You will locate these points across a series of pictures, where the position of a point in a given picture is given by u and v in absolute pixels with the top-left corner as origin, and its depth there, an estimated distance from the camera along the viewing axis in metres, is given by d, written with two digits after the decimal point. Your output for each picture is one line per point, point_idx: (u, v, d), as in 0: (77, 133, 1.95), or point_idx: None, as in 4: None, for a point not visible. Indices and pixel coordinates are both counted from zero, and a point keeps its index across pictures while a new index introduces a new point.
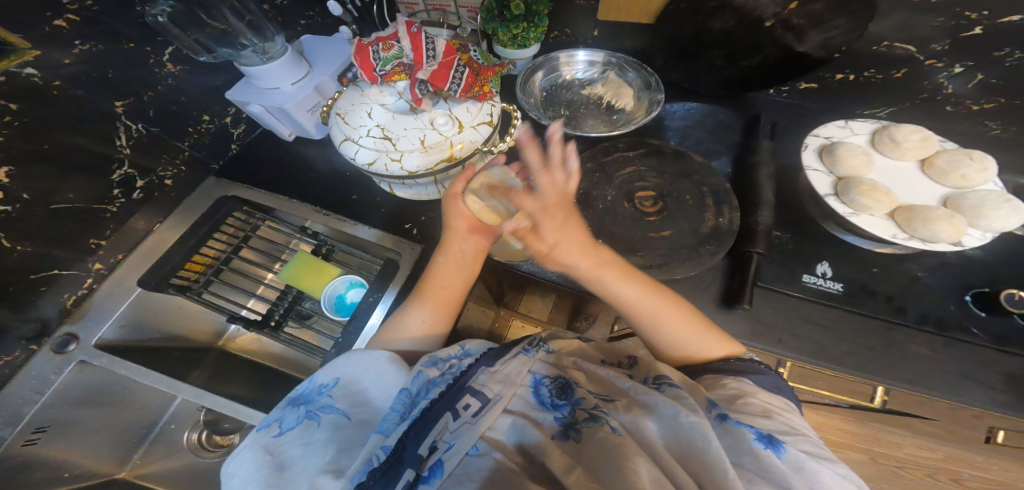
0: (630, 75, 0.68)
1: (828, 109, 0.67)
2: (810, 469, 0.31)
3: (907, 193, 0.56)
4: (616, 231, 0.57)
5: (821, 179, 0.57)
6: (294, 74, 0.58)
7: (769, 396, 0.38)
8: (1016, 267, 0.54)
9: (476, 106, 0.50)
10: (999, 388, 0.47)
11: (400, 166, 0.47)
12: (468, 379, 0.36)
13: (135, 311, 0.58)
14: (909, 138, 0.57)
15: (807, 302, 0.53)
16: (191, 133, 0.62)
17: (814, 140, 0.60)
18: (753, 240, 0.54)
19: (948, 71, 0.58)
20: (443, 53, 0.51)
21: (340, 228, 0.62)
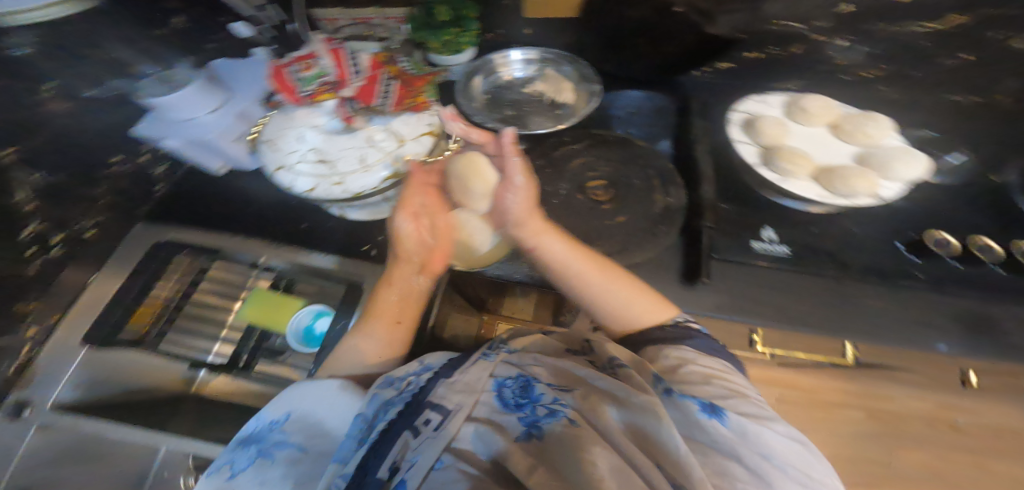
0: (567, 69, 0.69)
1: (745, 86, 0.70)
2: (753, 433, 0.32)
3: (824, 154, 0.62)
4: (572, 224, 0.57)
5: (749, 150, 0.62)
6: (209, 102, 0.54)
7: (707, 359, 0.39)
8: (940, 210, 0.58)
9: (413, 118, 0.51)
10: (944, 326, 0.51)
11: (342, 189, 0.47)
12: (428, 395, 0.38)
13: (92, 368, 0.54)
14: (814, 105, 0.64)
15: (762, 269, 0.54)
16: (104, 177, 0.59)
17: (736, 116, 0.65)
18: (702, 215, 0.55)
19: (836, 43, 0.64)
20: (365, 71, 0.56)
21: (296, 259, 0.60)
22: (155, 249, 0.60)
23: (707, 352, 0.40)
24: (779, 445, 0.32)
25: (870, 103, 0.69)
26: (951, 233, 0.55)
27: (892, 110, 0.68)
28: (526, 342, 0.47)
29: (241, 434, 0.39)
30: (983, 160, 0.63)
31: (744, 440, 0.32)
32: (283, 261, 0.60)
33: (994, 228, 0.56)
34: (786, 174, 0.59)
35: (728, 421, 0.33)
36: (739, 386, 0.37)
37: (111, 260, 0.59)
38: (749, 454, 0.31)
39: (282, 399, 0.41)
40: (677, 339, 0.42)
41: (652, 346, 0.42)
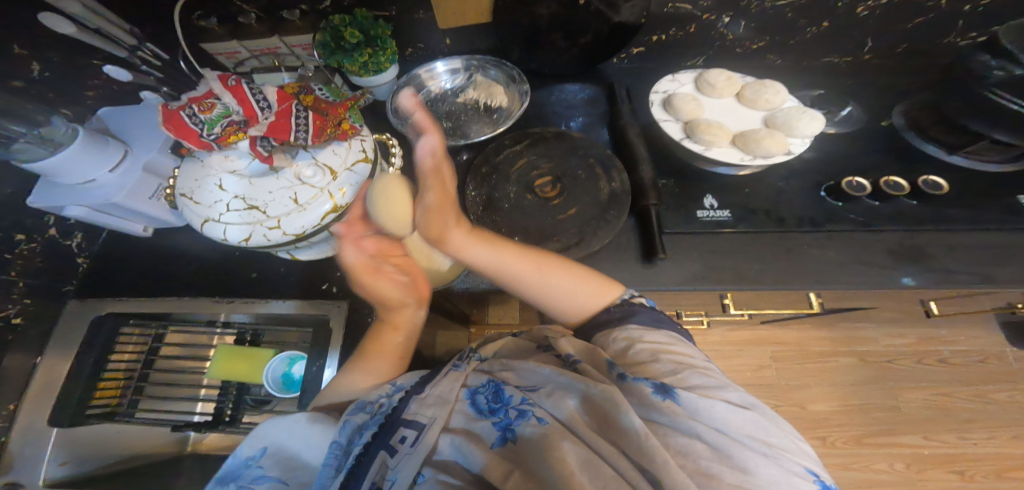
0: (493, 72, 0.70)
1: (659, 68, 0.72)
2: (704, 405, 0.33)
3: (736, 123, 0.63)
4: (526, 224, 0.58)
5: (673, 128, 0.61)
6: (107, 161, 0.50)
7: (652, 335, 0.42)
8: (856, 155, 0.62)
9: (342, 146, 0.50)
10: (886, 260, 0.53)
11: (281, 232, 0.46)
12: (401, 412, 0.39)
13: (72, 446, 0.54)
14: (718, 80, 0.65)
15: (710, 235, 0.56)
16: (15, 260, 0.53)
17: (656, 97, 0.65)
18: (646, 194, 0.57)
19: (722, 21, 0.65)
20: (277, 101, 0.47)
21: (254, 309, 0.58)
22: (94, 325, 0.57)
23: (652, 327, 0.43)
24: (730, 416, 0.32)
25: (781, 65, 0.72)
26: (865, 176, 0.59)
27: (794, 73, 0.71)
28: (498, 346, 0.48)
29: (213, 473, 0.39)
30: (885, 105, 0.67)
31: (696, 414, 0.33)
32: (240, 313, 0.58)
33: (901, 165, 0.61)
34: (710, 144, 0.59)
35: (680, 398, 0.34)
36: (684, 358, 0.39)
37: (52, 342, 0.56)
38: (706, 429, 0.32)
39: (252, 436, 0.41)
40: (622, 319, 0.45)
41: (603, 330, 0.45)
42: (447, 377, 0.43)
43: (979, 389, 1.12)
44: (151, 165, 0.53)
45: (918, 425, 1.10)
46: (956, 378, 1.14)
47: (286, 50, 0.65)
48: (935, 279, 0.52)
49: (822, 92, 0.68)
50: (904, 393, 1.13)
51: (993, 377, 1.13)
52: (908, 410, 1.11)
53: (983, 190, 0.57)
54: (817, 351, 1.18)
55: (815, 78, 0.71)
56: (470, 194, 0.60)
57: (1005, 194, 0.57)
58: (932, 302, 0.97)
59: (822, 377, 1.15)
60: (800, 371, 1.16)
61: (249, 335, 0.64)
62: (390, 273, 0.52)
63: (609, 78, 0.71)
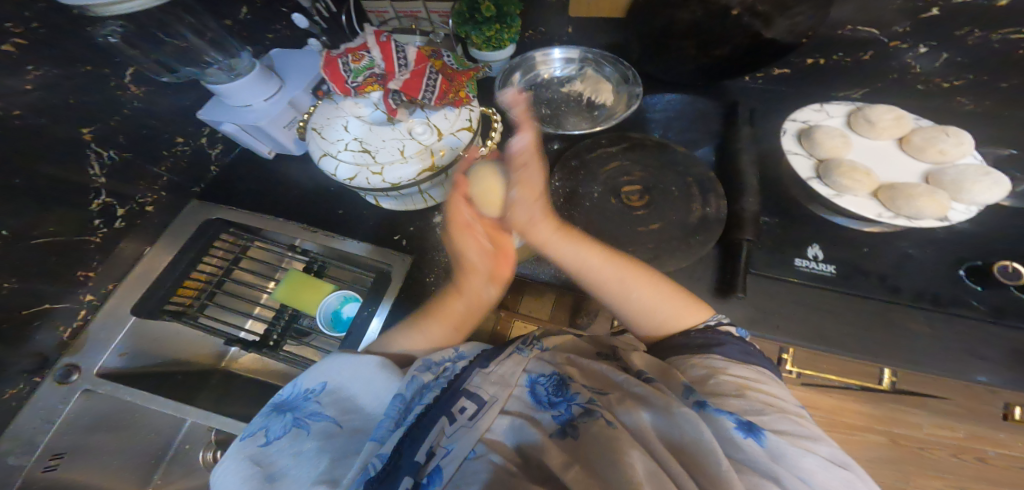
0: (607, 69, 0.69)
1: (800, 95, 0.69)
2: (790, 454, 0.32)
3: (887, 172, 0.58)
4: (604, 228, 0.56)
5: (802, 163, 0.58)
6: (265, 90, 0.58)
7: (739, 368, 0.41)
8: (1002, 236, 0.55)
9: (453, 113, 0.53)
10: (1002, 361, 0.47)
11: (382, 178, 0.49)
12: (464, 382, 0.39)
13: (134, 339, 0.60)
14: (883, 118, 0.59)
15: (802, 286, 0.53)
16: (166, 156, 0.63)
17: (791, 126, 0.61)
18: (742, 227, 0.53)
19: (915, 51, 0.61)
20: (414, 62, 0.52)
21: (330, 243, 0.64)
22: (203, 227, 0.65)
23: (739, 361, 0.42)
24: (817, 470, 0.32)
25: (945, 116, 0.65)
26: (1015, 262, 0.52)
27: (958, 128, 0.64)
28: (559, 340, 0.49)
29: (276, 400, 0.42)
30: None
31: (781, 458, 0.32)
32: (318, 244, 0.65)
33: None
34: (843, 190, 0.55)
35: (764, 439, 0.33)
36: (774, 400, 0.38)
37: (161, 237, 0.63)
38: (788, 475, 0.31)
39: (320, 371, 0.44)
40: (704, 346, 0.43)
41: (679, 353, 0.45)
42: (509, 358, 0.43)
43: None
44: (295, 102, 0.61)
45: None
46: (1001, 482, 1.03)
47: (425, 14, 0.69)
48: None
49: (1013, 153, 0.60)
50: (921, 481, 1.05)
51: None
52: None
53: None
54: (848, 424, 1.05)
55: (985, 135, 0.63)
56: (555, 184, 0.60)
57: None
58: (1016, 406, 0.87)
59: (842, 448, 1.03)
60: None
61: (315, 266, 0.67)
62: (479, 238, 0.54)
63: (735, 97, 0.67)
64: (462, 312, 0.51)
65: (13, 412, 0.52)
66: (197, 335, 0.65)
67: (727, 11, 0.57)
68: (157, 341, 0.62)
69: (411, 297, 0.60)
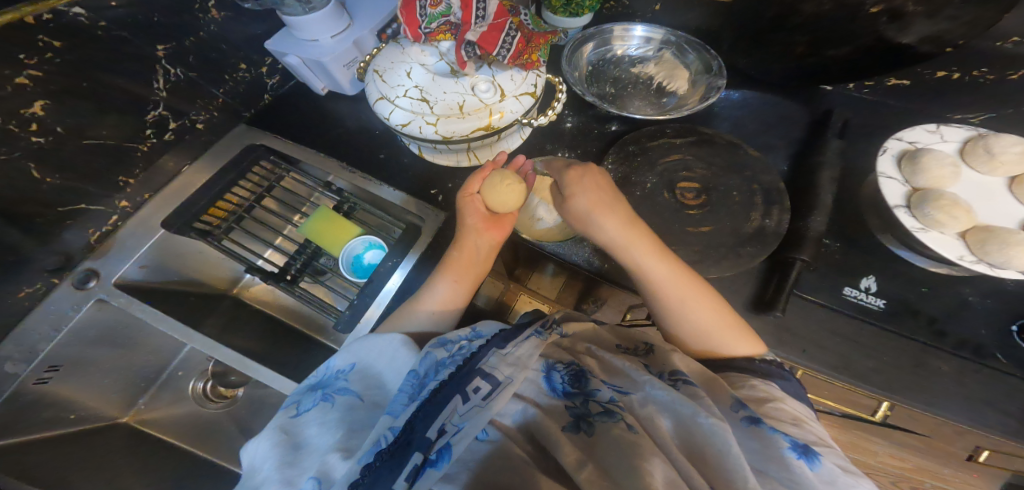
0: (689, 57, 0.66)
1: (907, 109, 0.65)
2: (842, 483, 0.33)
3: (986, 212, 0.53)
4: (649, 220, 0.55)
5: (894, 188, 0.54)
6: (334, 27, 0.56)
7: (794, 402, 0.42)
8: None
9: (521, 75, 0.50)
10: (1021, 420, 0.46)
11: (435, 130, 0.47)
12: (479, 361, 0.38)
13: (157, 253, 0.58)
14: (1009, 150, 0.53)
15: (841, 314, 0.51)
16: (227, 80, 0.63)
17: (895, 144, 0.56)
18: (801, 247, 0.50)
19: None
20: (495, 15, 0.48)
21: (364, 186, 0.63)
22: (246, 150, 0.64)
23: (795, 397, 0.43)
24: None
25: None
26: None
27: None
28: (580, 327, 0.49)
29: (311, 381, 0.44)
30: None
31: (832, 484, 0.33)
32: (353, 185, 0.64)
33: None
34: (932, 225, 0.50)
35: (817, 465, 0.35)
36: (826, 438, 0.39)
37: (204, 155, 0.63)
38: None
39: (349, 353, 0.46)
40: (768, 376, 0.45)
41: (742, 374, 0.45)
42: (527, 340, 0.41)
43: None
44: (359, 42, 0.59)
45: None
46: None
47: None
48: None
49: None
50: None
51: None
52: None
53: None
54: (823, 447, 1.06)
55: None
56: (608, 167, 0.60)
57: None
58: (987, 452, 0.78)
59: None
60: None
61: (345, 207, 0.65)
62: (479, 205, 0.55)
63: (831, 105, 0.63)
64: (472, 278, 0.53)
65: (25, 313, 0.52)
66: (219, 258, 0.64)
67: (862, 9, 0.52)
68: (181, 258, 0.61)
69: (435, 256, 0.59)
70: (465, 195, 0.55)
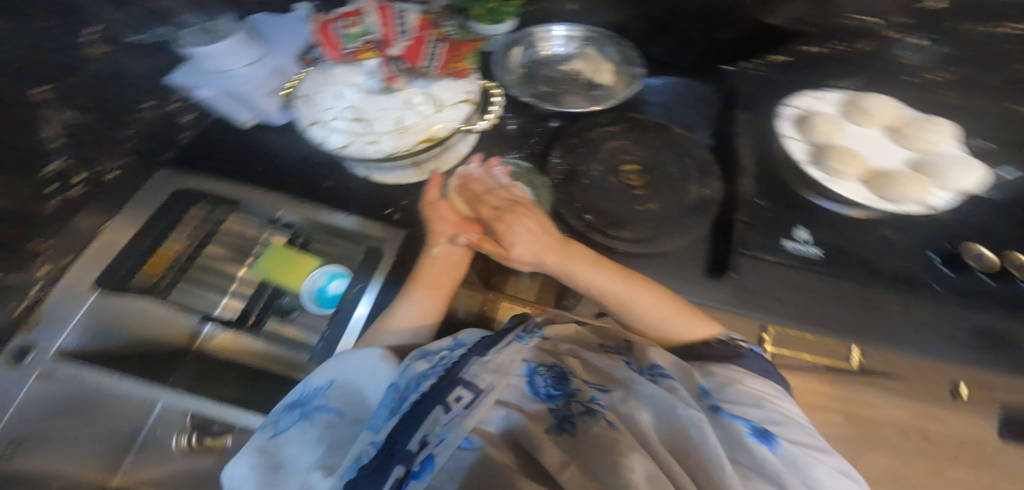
0: (609, 50, 0.70)
1: (802, 75, 0.71)
2: (801, 464, 0.35)
3: (876, 157, 0.60)
4: (603, 206, 0.58)
5: (798, 147, 0.60)
6: (248, 56, 0.61)
7: (757, 382, 0.44)
8: (971, 222, 0.58)
9: (454, 84, 0.52)
10: (964, 340, 0.53)
11: (376, 147, 0.48)
12: (460, 371, 0.39)
13: (94, 318, 0.55)
14: (879, 107, 0.62)
15: (788, 267, 0.55)
16: (131, 125, 0.63)
17: (790, 111, 0.64)
18: (738, 208, 0.55)
19: (907, 42, 0.66)
20: (413, 29, 0.55)
21: (317, 216, 0.63)
22: (177, 196, 0.62)
23: (759, 376, 0.45)
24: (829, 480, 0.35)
25: (919, 105, 0.69)
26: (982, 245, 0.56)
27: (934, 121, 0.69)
28: (562, 331, 0.47)
29: (288, 398, 0.44)
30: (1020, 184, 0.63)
31: (793, 465, 0.35)
32: (304, 217, 0.63)
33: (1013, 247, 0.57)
34: (836, 174, 0.57)
35: (777, 447, 0.36)
36: (792, 415, 0.41)
37: (132, 200, 0.61)
38: (797, 482, 0.34)
39: (328, 369, 0.45)
40: (727, 358, 0.47)
41: (702, 361, 0.47)
42: (509, 345, 0.42)
43: None
44: (278, 70, 0.64)
45: None
46: None
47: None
48: (997, 362, 0.52)
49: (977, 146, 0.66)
50: None
51: None
52: None
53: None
54: None
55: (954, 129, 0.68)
56: (554, 161, 0.62)
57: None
58: None
59: None
60: None
61: (299, 240, 0.67)
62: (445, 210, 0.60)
63: (734, 82, 0.70)
64: (446, 285, 0.57)
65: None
66: (169, 312, 0.58)
67: None
68: (125, 318, 0.56)
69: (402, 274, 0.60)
70: (427, 205, 0.60)
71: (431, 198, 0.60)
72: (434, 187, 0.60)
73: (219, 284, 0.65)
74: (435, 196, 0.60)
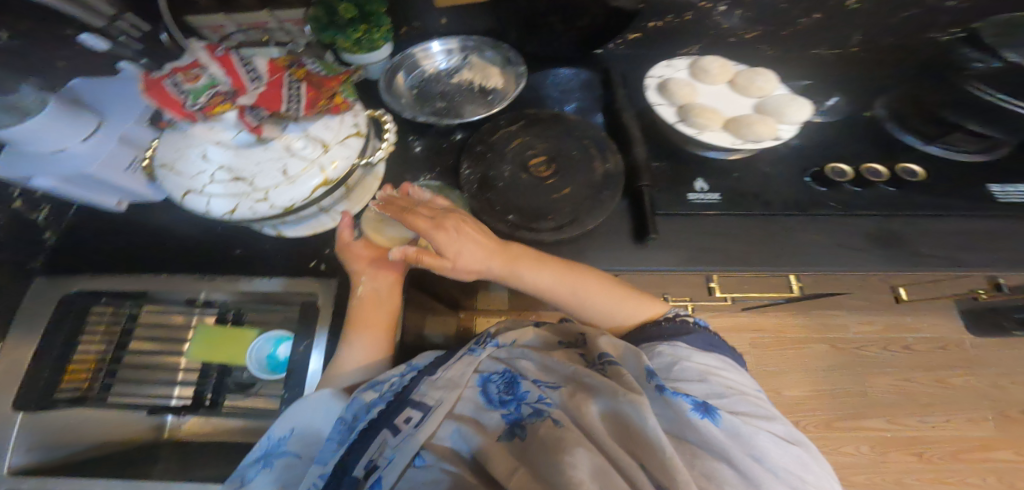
0: (488, 53, 0.76)
1: (660, 49, 0.79)
2: (743, 433, 0.38)
3: (730, 109, 0.65)
4: (521, 202, 0.59)
5: (667, 111, 0.64)
6: (81, 130, 0.51)
7: (701, 357, 0.47)
8: (828, 142, 0.67)
9: (336, 121, 0.53)
10: (868, 245, 0.57)
11: (265, 204, 0.49)
12: (411, 392, 0.44)
13: (41, 432, 0.57)
14: (713, 66, 0.68)
15: (699, 216, 0.59)
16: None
17: (651, 82, 0.67)
18: (640, 175, 0.59)
19: (716, 10, 0.73)
20: (267, 74, 0.53)
21: (238, 286, 0.63)
22: (65, 303, 0.61)
23: (702, 350, 0.48)
24: (771, 447, 0.37)
25: (754, 61, 0.79)
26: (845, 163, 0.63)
27: (777, 63, 0.79)
28: (517, 333, 0.52)
29: (253, 451, 0.47)
30: (863, 101, 0.73)
31: (735, 435, 0.38)
32: (219, 290, 0.63)
33: (874, 155, 0.65)
34: (704, 128, 0.61)
35: (720, 420, 0.38)
36: (737, 386, 0.44)
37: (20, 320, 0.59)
38: (739, 454, 0.37)
39: (286, 417, 0.48)
40: (675, 336, 0.50)
41: (651, 340, 0.51)
42: (460, 360, 0.47)
43: (940, 376, 1.22)
44: (126, 137, 0.55)
45: (886, 412, 1.18)
46: (916, 364, 1.23)
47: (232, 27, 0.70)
48: (906, 261, 0.55)
49: (807, 83, 0.76)
50: (872, 379, 1.21)
51: (950, 363, 1.23)
52: (876, 395, 1.20)
53: (949, 179, 0.62)
54: (794, 338, 1.27)
55: (793, 70, 0.78)
56: (466, 172, 0.62)
57: (970, 186, 0.61)
58: (901, 289, 0.88)
59: (796, 361, 1.24)
60: (776, 357, 1.25)
61: (231, 315, 0.69)
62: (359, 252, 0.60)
63: (606, 63, 0.78)
64: (384, 322, 0.58)
65: None
66: (115, 412, 0.63)
67: None
68: (69, 427, 0.60)
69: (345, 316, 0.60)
70: (342, 250, 0.59)
71: (345, 247, 0.59)
72: (347, 229, 0.59)
73: (158, 377, 0.67)
74: (349, 238, 0.60)
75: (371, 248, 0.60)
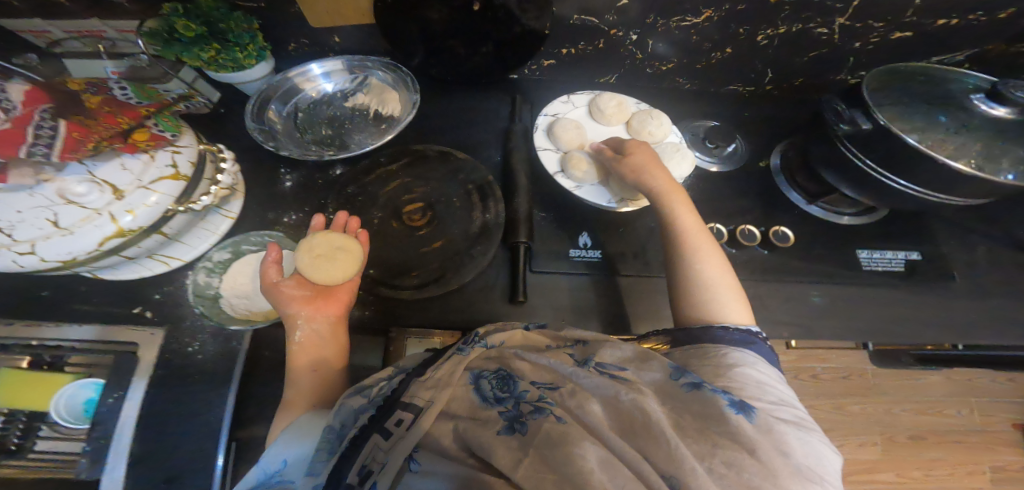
0: (380, 74, 0.67)
1: (574, 78, 0.75)
2: (776, 432, 0.30)
3: None
4: (388, 257, 0.52)
5: (551, 157, 0.60)
6: None
7: (764, 365, 0.37)
8: (722, 193, 0.66)
9: (141, 161, 0.43)
10: None
11: (30, 259, 0.39)
12: (401, 393, 0.35)
13: None
14: (608, 105, 0.63)
15: (578, 276, 0.54)
16: None
17: (542, 121, 0.63)
18: (518, 230, 0.52)
19: (629, 38, 0.67)
20: (23, 105, 0.41)
21: (38, 334, 0.50)
22: None
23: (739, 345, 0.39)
24: (798, 444, 0.29)
25: (672, 95, 0.77)
26: (723, 223, 0.63)
27: (696, 98, 0.77)
28: (507, 336, 0.40)
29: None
30: (764, 146, 0.72)
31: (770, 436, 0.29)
32: (16, 339, 0.50)
33: (759, 212, 0.65)
34: (581, 181, 0.58)
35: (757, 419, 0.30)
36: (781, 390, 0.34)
37: None
38: (772, 454, 0.28)
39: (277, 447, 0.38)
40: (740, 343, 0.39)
41: (699, 339, 0.40)
42: (447, 361, 0.37)
43: (841, 402, 1.20)
44: None
45: None
46: (824, 392, 1.22)
47: (62, 33, 0.59)
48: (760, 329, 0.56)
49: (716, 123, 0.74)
50: None
51: (857, 392, 1.22)
52: None
53: (824, 240, 0.62)
54: None
55: (707, 107, 0.77)
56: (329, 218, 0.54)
57: (843, 247, 0.62)
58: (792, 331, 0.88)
59: None
60: None
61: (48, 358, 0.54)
62: (289, 286, 0.46)
63: (518, 91, 0.72)
64: (333, 369, 0.44)
65: None
66: None
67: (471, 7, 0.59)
68: None
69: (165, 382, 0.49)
70: (269, 289, 0.45)
71: (267, 279, 0.46)
72: (272, 268, 0.45)
73: None
74: (277, 276, 0.46)
75: (307, 284, 0.46)
